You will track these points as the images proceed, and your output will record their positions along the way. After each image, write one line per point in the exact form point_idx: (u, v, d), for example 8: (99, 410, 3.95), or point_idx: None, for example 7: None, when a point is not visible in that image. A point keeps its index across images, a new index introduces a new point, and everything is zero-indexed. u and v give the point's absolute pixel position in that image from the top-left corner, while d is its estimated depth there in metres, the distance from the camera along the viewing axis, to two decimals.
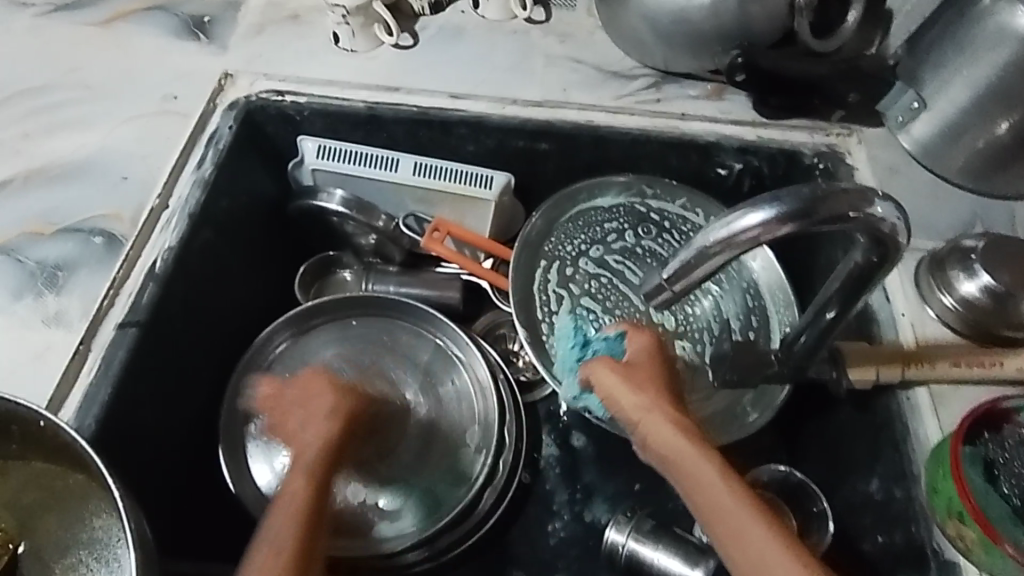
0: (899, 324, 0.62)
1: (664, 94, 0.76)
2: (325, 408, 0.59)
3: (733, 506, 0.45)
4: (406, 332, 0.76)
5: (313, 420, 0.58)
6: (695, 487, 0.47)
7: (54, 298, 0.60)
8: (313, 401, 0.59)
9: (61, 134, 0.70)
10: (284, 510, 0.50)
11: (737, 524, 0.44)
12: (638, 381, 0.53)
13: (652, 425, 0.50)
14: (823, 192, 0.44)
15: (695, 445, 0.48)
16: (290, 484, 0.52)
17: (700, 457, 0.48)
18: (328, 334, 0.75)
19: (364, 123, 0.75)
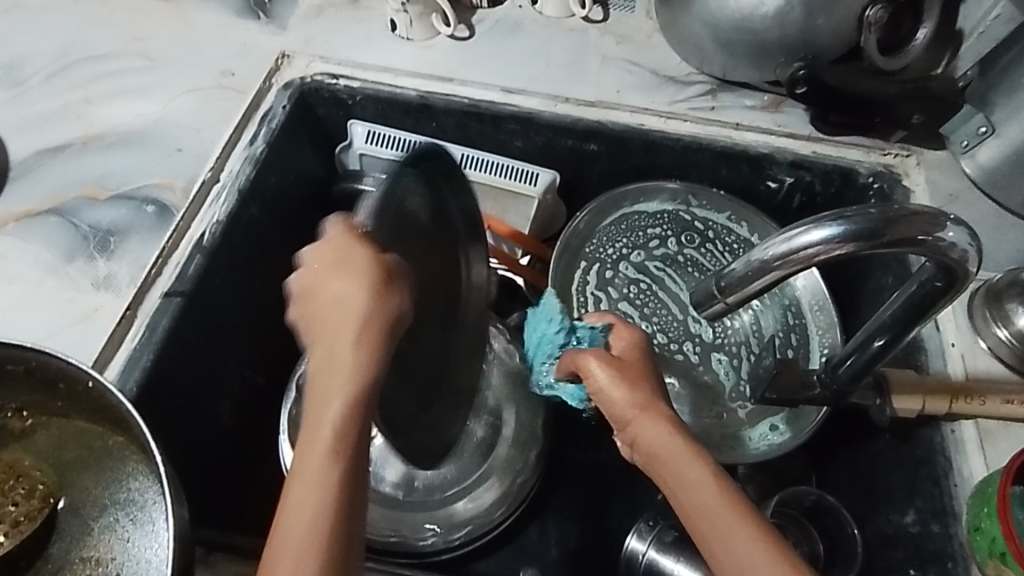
0: (949, 355, 0.61)
1: (719, 102, 0.75)
2: (364, 340, 0.42)
3: (718, 506, 0.43)
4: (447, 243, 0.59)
5: (342, 315, 0.43)
6: (684, 489, 0.45)
7: (105, 262, 0.62)
8: (343, 278, 0.43)
9: (122, 102, 0.72)
10: (308, 489, 0.39)
11: (728, 531, 0.42)
12: (628, 378, 0.51)
13: (641, 424, 0.48)
14: (893, 213, 0.42)
15: (686, 446, 0.46)
16: (319, 408, 0.41)
17: (688, 457, 0.46)
18: (393, 213, 0.50)
19: (415, 111, 0.75)
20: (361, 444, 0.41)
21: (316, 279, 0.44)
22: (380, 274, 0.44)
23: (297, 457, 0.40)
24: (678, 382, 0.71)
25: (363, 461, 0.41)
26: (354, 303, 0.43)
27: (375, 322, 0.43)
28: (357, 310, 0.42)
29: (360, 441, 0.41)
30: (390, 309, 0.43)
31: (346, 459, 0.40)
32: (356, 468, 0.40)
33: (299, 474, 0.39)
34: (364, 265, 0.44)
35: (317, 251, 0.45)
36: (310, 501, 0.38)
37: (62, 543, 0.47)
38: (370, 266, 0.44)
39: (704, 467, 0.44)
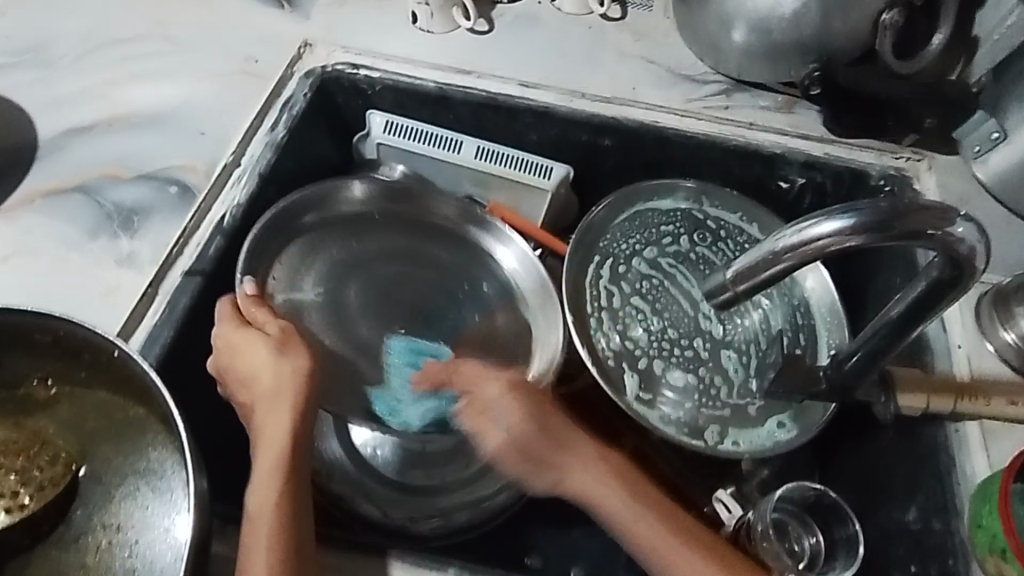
0: (954, 356, 0.61)
1: (733, 102, 0.76)
2: (280, 405, 0.54)
3: (649, 533, 0.55)
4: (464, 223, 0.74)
5: (254, 386, 0.55)
6: (605, 503, 0.57)
7: (127, 240, 0.63)
8: (249, 354, 0.55)
9: (146, 85, 0.73)
10: (255, 544, 0.48)
11: (670, 548, 0.54)
12: (525, 414, 0.60)
13: (571, 475, 0.59)
14: (904, 206, 0.43)
15: (609, 489, 0.57)
16: (256, 477, 0.51)
17: (616, 495, 0.57)
18: (377, 225, 0.72)
19: (433, 102, 0.76)
20: (296, 493, 0.51)
21: (228, 359, 0.55)
22: (280, 343, 0.56)
23: (245, 526, 0.49)
24: (686, 376, 0.71)
25: (301, 510, 0.50)
26: (269, 372, 0.54)
27: (291, 393, 0.54)
28: (264, 385, 0.54)
29: (294, 492, 0.51)
30: (297, 374, 0.55)
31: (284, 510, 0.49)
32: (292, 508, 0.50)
33: (252, 523, 0.49)
34: (266, 338, 0.56)
35: (217, 353, 0.56)
36: (261, 556, 0.47)
37: (86, 508, 0.48)
38: (268, 340, 0.56)
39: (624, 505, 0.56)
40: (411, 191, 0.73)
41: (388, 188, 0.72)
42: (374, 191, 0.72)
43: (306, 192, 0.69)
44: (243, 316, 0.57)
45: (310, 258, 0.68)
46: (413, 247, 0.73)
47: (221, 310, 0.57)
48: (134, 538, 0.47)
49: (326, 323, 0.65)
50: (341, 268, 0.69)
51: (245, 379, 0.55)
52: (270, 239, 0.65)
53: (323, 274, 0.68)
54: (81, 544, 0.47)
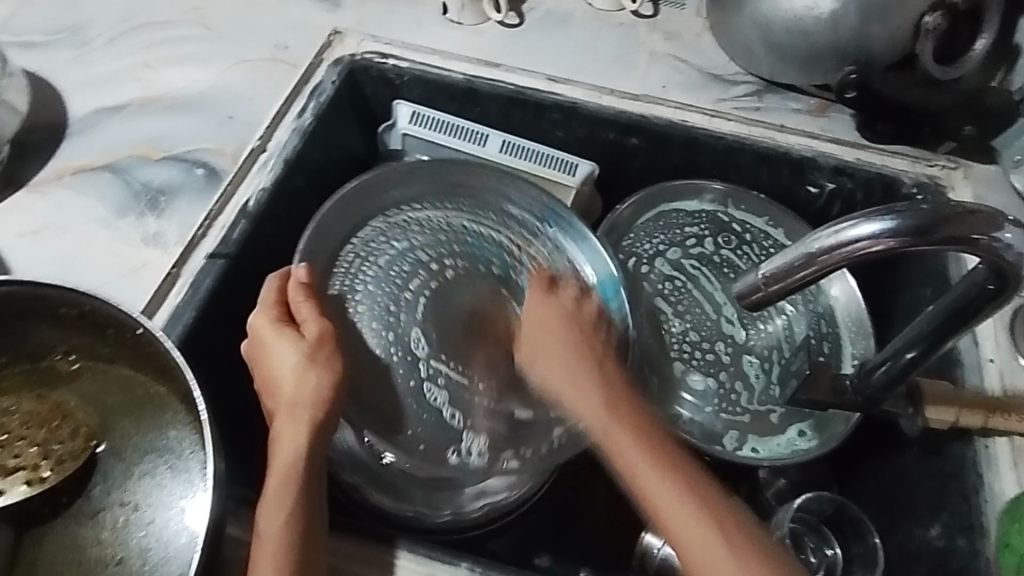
0: (985, 370, 0.60)
1: (765, 103, 0.74)
2: (300, 420, 0.53)
3: (682, 515, 0.46)
4: (508, 216, 0.70)
5: (276, 390, 0.54)
6: (626, 464, 0.49)
7: (154, 220, 0.63)
8: (278, 356, 0.55)
9: (177, 68, 0.73)
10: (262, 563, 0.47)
11: (697, 536, 0.45)
12: (566, 337, 0.57)
13: (615, 441, 0.50)
14: (947, 212, 0.42)
15: (649, 464, 0.48)
16: (265, 496, 0.50)
17: (654, 473, 0.47)
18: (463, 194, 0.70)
19: (461, 95, 0.76)
20: (309, 511, 0.50)
21: (259, 363, 0.56)
22: (310, 346, 0.55)
23: (255, 540, 0.48)
24: (705, 379, 0.70)
25: (311, 527, 0.49)
26: (298, 382, 0.54)
27: (315, 408, 0.53)
28: (288, 394, 0.54)
29: (304, 511, 0.49)
30: (320, 389, 0.54)
31: (293, 527, 0.48)
32: (299, 528, 0.48)
33: (262, 539, 0.48)
34: (299, 337, 0.55)
35: (249, 345, 0.57)
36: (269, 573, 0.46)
37: (104, 484, 0.48)
38: (300, 342, 0.55)
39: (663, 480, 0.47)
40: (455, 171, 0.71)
41: (440, 178, 0.70)
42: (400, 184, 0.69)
43: (333, 204, 0.65)
44: (278, 309, 0.57)
45: (362, 254, 0.65)
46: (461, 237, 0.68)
47: (263, 297, 0.58)
48: (150, 518, 0.47)
49: (375, 315, 0.62)
50: (390, 266, 0.65)
51: (271, 381, 0.55)
52: (346, 215, 0.66)
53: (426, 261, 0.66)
54: (98, 520, 0.47)
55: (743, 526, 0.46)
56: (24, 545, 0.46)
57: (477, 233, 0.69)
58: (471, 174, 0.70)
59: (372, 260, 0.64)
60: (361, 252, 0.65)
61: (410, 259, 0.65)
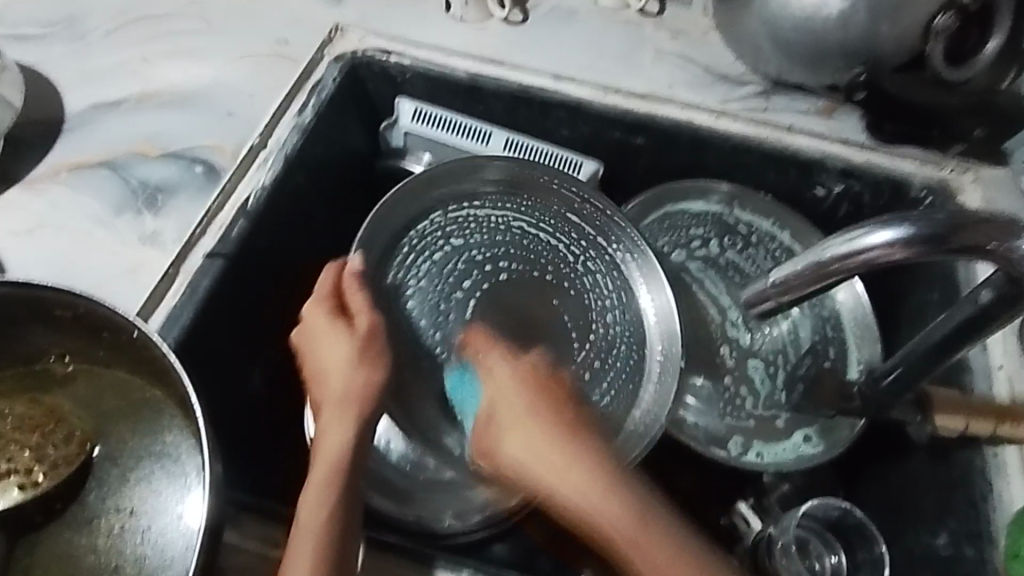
0: (994, 377, 0.59)
1: (773, 104, 0.73)
2: (348, 411, 0.52)
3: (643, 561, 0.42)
4: (566, 222, 0.67)
5: (325, 382, 0.54)
6: (579, 503, 0.44)
7: (151, 218, 0.62)
8: (329, 347, 0.55)
9: (176, 63, 0.72)
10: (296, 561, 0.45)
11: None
12: (523, 400, 0.50)
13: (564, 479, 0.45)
14: (961, 219, 0.41)
15: (607, 497, 0.44)
16: (310, 484, 0.49)
17: (613, 504, 0.43)
18: (528, 193, 0.67)
19: (464, 93, 0.75)
20: (347, 510, 0.48)
21: (311, 353, 0.56)
22: (361, 343, 0.55)
23: (291, 529, 0.47)
24: (709, 383, 0.69)
25: (350, 522, 0.48)
26: (348, 376, 0.53)
27: (364, 401, 0.52)
28: (337, 387, 0.53)
29: (347, 502, 0.48)
30: (369, 384, 0.53)
31: (335, 518, 0.47)
32: (339, 523, 0.47)
33: (299, 533, 0.46)
34: (351, 331, 0.55)
35: (300, 331, 0.57)
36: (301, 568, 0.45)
37: (100, 490, 0.47)
38: (353, 337, 0.55)
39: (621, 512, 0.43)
40: (511, 168, 0.66)
41: (504, 179, 0.66)
42: (461, 180, 0.66)
43: (395, 193, 0.63)
44: (334, 300, 0.58)
45: (419, 248, 0.65)
46: (519, 240, 0.67)
47: (319, 288, 0.58)
48: (147, 524, 0.46)
49: (424, 312, 0.64)
50: (444, 264, 0.66)
51: (321, 371, 0.55)
52: (399, 214, 0.64)
53: (474, 266, 0.66)
54: (93, 526, 0.46)
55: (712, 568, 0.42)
56: (17, 551, 0.45)
57: (534, 237, 0.67)
58: (531, 172, 0.66)
59: (416, 265, 0.65)
60: (413, 253, 0.65)
61: (466, 258, 0.66)
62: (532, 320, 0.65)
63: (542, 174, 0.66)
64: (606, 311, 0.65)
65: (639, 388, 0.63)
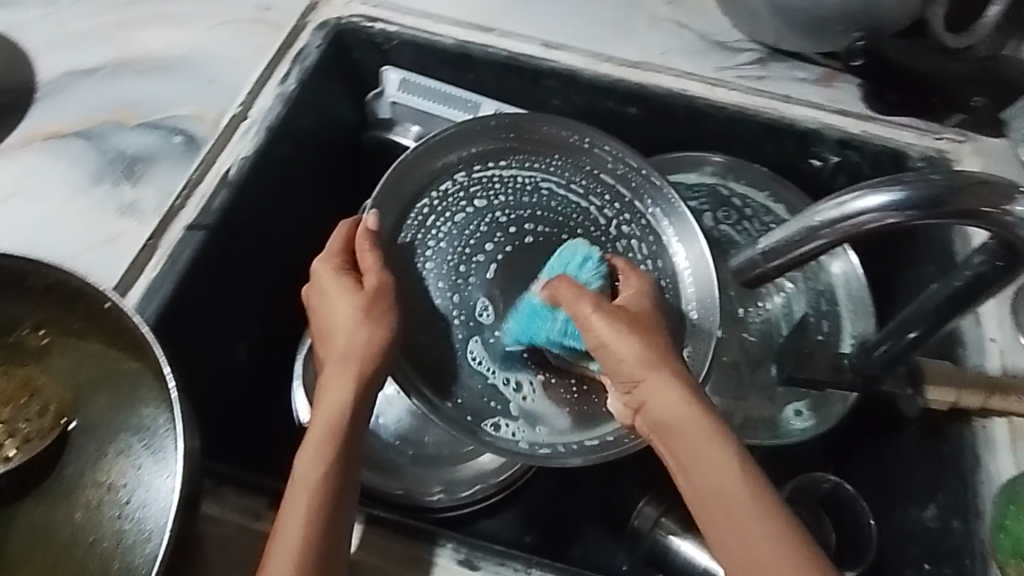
0: (987, 351, 0.58)
1: (769, 72, 0.71)
2: (348, 371, 0.51)
3: (732, 500, 0.43)
4: (599, 182, 0.63)
5: (332, 338, 0.53)
6: (682, 433, 0.46)
7: (129, 188, 0.61)
8: (336, 304, 0.53)
9: (155, 28, 0.70)
10: (288, 521, 0.45)
11: (744, 523, 0.42)
12: (628, 326, 0.50)
13: (649, 389, 0.47)
14: (959, 182, 0.40)
15: (706, 433, 0.45)
16: (307, 442, 0.48)
17: (711, 445, 0.45)
18: (548, 151, 0.64)
19: (453, 61, 0.73)
20: (342, 472, 0.48)
21: (321, 309, 0.54)
22: (368, 302, 0.52)
23: (288, 483, 0.47)
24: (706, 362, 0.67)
25: (344, 484, 0.47)
26: (351, 336, 0.52)
27: (366, 363, 0.51)
28: (341, 343, 0.52)
29: (342, 464, 0.48)
30: (374, 344, 0.52)
31: (329, 480, 0.47)
32: (332, 487, 0.47)
33: (296, 492, 0.46)
34: (360, 290, 0.53)
35: (311, 284, 0.56)
36: (294, 530, 0.45)
37: (78, 463, 0.47)
38: (360, 296, 0.53)
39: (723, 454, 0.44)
40: (538, 126, 0.63)
41: (534, 135, 0.63)
42: (489, 139, 0.63)
43: (411, 153, 0.60)
44: (344, 257, 0.56)
45: (439, 209, 0.61)
46: (546, 201, 0.63)
47: (331, 243, 0.56)
48: (126, 498, 0.45)
49: (442, 274, 0.59)
50: (463, 226, 0.61)
51: (329, 327, 0.53)
52: (410, 172, 0.60)
53: (495, 227, 0.62)
54: (71, 501, 0.45)
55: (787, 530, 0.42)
56: None
57: (565, 200, 0.63)
58: (554, 127, 0.63)
59: (433, 226, 0.60)
60: (428, 215, 0.61)
61: (488, 220, 0.62)
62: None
63: (575, 134, 0.63)
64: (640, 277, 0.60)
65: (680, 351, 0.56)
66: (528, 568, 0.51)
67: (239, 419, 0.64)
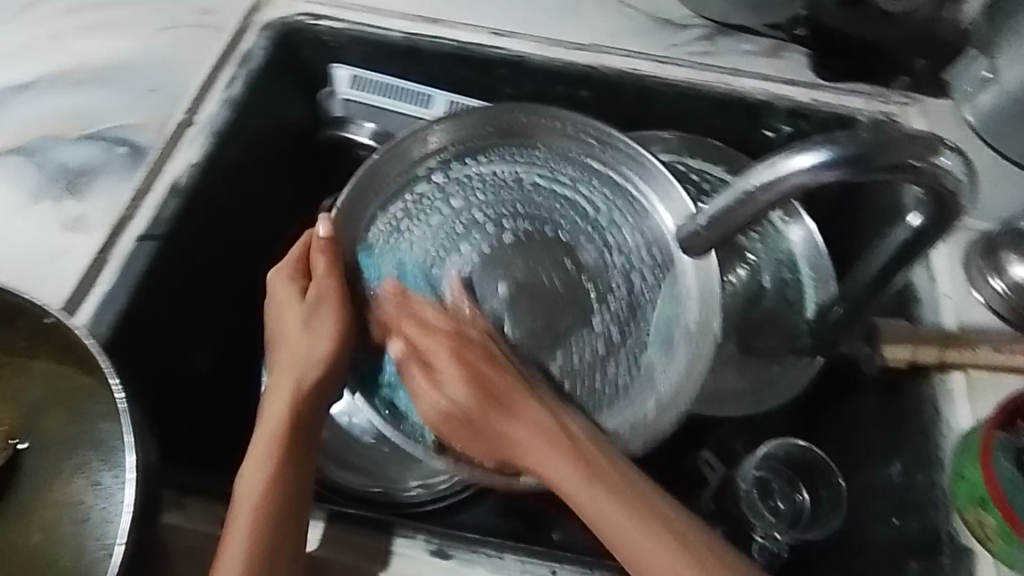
0: (942, 306, 0.59)
1: (717, 47, 0.71)
2: (297, 379, 0.52)
3: (622, 525, 0.46)
4: (586, 172, 0.61)
5: (283, 349, 0.54)
6: (548, 470, 0.49)
7: (73, 202, 0.60)
8: (288, 315, 0.55)
9: (93, 39, 0.69)
10: (233, 528, 0.46)
11: (639, 538, 0.46)
12: (467, 357, 0.52)
13: (504, 425, 0.51)
14: (888, 138, 0.41)
15: (573, 465, 0.48)
16: (254, 447, 0.50)
17: (583, 478, 0.48)
18: (528, 144, 0.61)
19: (401, 54, 0.72)
20: (288, 479, 0.48)
21: (273, 323, 0.56)
22: (319, 309, 0.54)
23: (235, 490, 0.48)
24: None
25: (287, 489, 0.48)
26: (298, 343, 0.54)
27: (310, 369, 0.53)
28: (291, 351, 0.54)
29: (286, 470, 0.48)
30: (319, 350, 0.53)
31: (273, 484, 0.47)
32: (276, 494, 0.47)
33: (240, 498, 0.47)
34: (310, 297, 0.55)
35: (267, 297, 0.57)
36: (238, 539, 0.45)
37: (31, 484, 0.46)
38: (308, 304, 0.54)
39: (593, 488, 0.47)
40: (517, 117, 0.61)
41: (506, 123, 0.61)
42: (463, 131, 0.61)
43: (381, 154, 0.59)
44: (295, 268, 0.57)
45: (413, 211, 0.59)
46: (529, 194, 0.60)
47: (288, 254, 0.57)
48: (84, 514, 0.45)
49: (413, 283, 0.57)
50: (439, 226, 0.59)
51: (279, 339, 0.55)
52: (387, 170, 0.60)
53: (470, 230, 0.59)
54: (25, 522, 0.45)
55: (682, 545, 0.45)
56: None
57: (552, 191, 0.60)
58: (533, 116, 0.61)
59: (407, 234, 0.59)
60: (404, 219, 0.59)
61: (465, 218, 0.59)
62: (543, 286, 0.57)
63: (547, 119, 0.61)
64: (632, 271, 0.58)
65: (670, 360, 0.56)
66: (500, 552, 0.51)
67: (200, 435, 0.64)
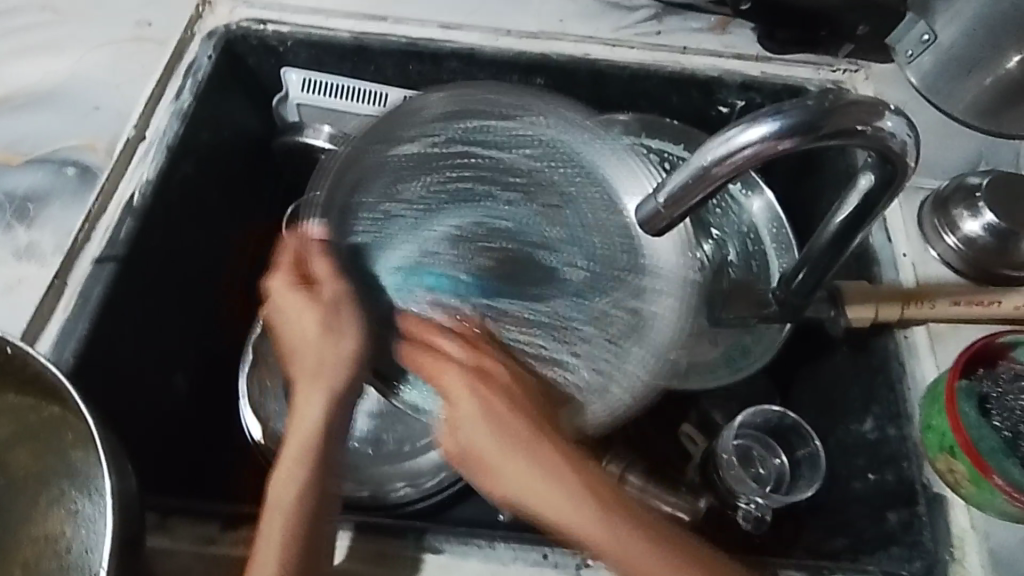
0: (901, 264, 0.61)
1: (665, 26, 0.72)
2: (322, 387, 0.50)
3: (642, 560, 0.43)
4: (530, 141, 0.63)
5: (298, 357, 0.52)
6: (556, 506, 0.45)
7: (24, 230, 0.58)
8: (297, 318, 0.52)
9: (30, 60, 0.67)
10: (264, 544, 0.44)
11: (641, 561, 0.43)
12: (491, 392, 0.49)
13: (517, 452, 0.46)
14: (833, 105, 0.42)
15: (592, 500, 0.45)
16: (280, 462, 0.48)
17: (597, 511, 0.44)
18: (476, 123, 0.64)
19: (351, 54, 0.71)
20: (322, 494, 0.46)
21: (281, 326, 0.53)
22: (328, 316, 0.52)
23: (263, 511, 0.46)
24: None
25: (323, 502, 0.46)
26: (319, 351, 0.51)
27: (336, 373, 0.50)
28: (308, 359, 0.51)
29: (319, 484, 0.47)
30: (345, 354, 0.51)
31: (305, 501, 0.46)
32: (308, 507, 0.46)
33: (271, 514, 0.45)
34: (320, 302, 0.53)
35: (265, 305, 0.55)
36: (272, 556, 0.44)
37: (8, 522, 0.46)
38: (318, 312, 0.52)
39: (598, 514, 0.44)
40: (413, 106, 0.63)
41: (492, 128, 0.63)
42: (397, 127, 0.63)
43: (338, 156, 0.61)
44: (295, 271, 0.54)
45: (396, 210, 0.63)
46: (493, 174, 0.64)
47: (284, 257, 0.55)
48: (66, 545, 0.45)
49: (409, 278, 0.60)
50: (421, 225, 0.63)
51: (287, 344, 0.52)
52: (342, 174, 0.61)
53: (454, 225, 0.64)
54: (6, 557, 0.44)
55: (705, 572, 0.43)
56: None
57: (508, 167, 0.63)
58: (470, 95, 0.63)
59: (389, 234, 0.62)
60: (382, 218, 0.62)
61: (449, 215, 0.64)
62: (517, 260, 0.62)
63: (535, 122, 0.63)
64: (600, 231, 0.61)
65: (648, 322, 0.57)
66: (491, 543, 0.51)
67: (179, 456, 0.63)
